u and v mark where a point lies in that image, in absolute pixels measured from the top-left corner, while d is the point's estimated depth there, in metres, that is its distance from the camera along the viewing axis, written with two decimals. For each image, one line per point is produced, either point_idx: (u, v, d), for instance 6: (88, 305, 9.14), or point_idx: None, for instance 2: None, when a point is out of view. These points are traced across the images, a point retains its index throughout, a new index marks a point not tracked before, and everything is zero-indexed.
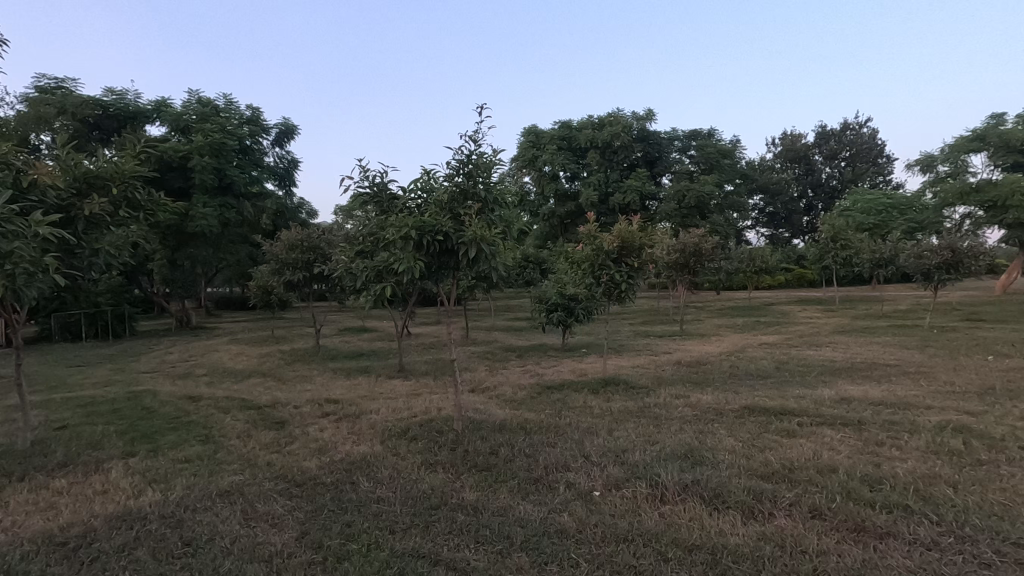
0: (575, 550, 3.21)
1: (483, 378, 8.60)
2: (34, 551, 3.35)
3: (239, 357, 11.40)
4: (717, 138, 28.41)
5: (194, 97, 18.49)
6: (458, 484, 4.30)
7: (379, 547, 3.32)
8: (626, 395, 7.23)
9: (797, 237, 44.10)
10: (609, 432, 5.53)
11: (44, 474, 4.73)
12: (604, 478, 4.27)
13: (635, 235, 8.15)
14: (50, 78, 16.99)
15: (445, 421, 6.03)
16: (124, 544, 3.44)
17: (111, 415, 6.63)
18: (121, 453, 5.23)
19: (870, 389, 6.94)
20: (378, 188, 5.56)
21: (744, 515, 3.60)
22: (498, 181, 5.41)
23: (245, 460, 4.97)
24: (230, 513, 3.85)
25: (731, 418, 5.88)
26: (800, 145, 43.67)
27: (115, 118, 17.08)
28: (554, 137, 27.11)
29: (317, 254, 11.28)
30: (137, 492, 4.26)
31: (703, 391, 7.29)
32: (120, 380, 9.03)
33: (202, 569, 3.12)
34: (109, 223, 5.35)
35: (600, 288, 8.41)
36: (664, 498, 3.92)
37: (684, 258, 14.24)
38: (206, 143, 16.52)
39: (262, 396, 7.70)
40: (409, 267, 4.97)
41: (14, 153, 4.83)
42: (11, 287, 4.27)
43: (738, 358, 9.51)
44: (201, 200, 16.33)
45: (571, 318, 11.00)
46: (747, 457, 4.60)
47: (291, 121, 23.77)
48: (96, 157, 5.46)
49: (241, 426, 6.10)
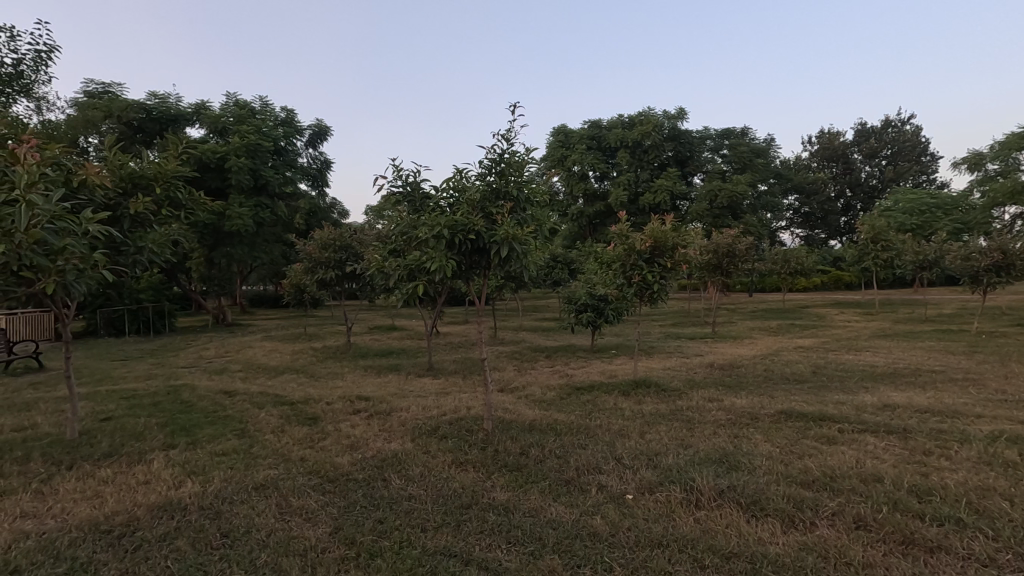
0: (608, 554, 3.16)
1: (511, 378, 8.58)
2: (82, 538, 3.47)
3: (272, 353, 11.66)
4: (750, 137, 28.01)
5: (232, 99, 19.02)
6: (488, 483, 4.28)
7: (411, 544, 3.33)
8: (657, 397, 7.12)
9: (834, 238, 42.80)
10: (641, 435, 5.45)
11: (90, 464, 4.90)
12: (637, 482, 4.20)
13: (667, 235, 8.01)
14: (98, 83, 17.75)
15: (474, 420, 6.03)
16: (166, 533, 3.53)
17: (153, 407, 6.86)
18: (162, 445, 5.40)
19: (915, 396, 6.66)
20: (410, 188, 5.60)
21: (783, 524, 3.49)
22: (531, 180, 5.39)
23: (279, 455, 5.06)
24: (265, 506, 3.92)
25: (767, 423, 5.72)
26: (839, 143, 42.52)
27: (158, 121, 17.66)
28: (583, 136, 27.01)
29: (348, 253, 11.43)
30: (177, 483, 4.38)
31: (737, 394, 7.13)
32: (161, 374, 9.34)
33: (238, 561, 3.18)
34: (153, 222, 5.51)
35: (632, 289, 8.31)
36: (699, 504, 3.82)
37: (717, 259, 13.99)
38: (242, 144, 16.94)
39: (295, 392, 7.84)
40: (440, 267, 4.99)
41: (65, 154, 5.00)
42: (62, 284, 4.40)
43: (773, 362, 9.28)
44: (237, 200, 16.76)
45: (601, 319, 10.87)
46: (784, 464, 4.46)
47: (324, 123, 24.25)
48: (141, 158, 5.63)
49: (276, 422, 6.23)
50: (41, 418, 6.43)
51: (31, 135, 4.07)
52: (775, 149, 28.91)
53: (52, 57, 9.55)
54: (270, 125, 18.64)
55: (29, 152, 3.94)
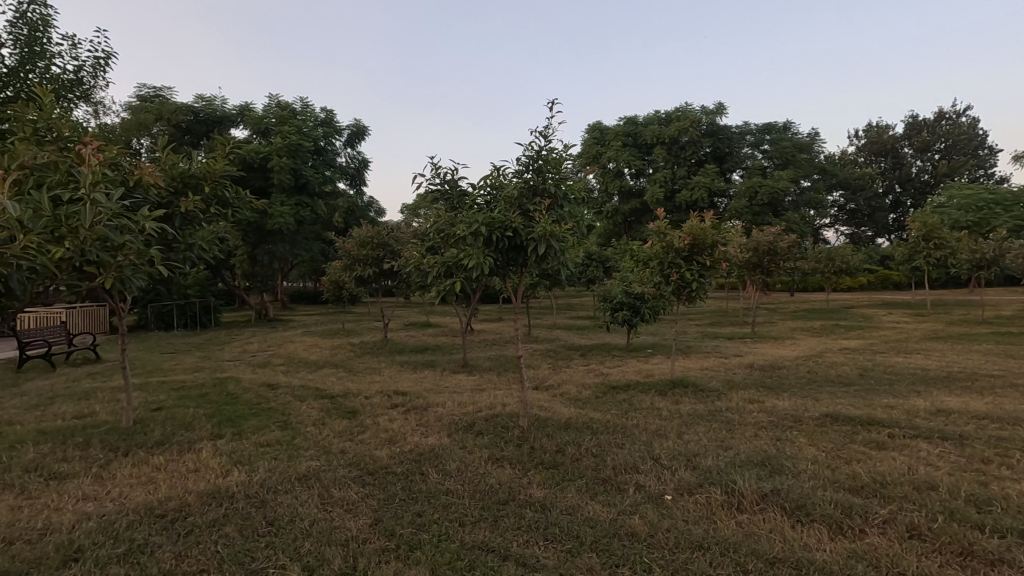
0: (648, 555, 3.12)
1: (546, 376, 8.57)
2: (138, 521, 3.64)
3: (313, 348, 11.96)
4: (793, 132, 27.24)
5: (274, 101, 19.59)
6: (525, 480, 4.30)
7: (449, 538, 3.37)
8: (696, 398, 6.97)
9: (881, 237, 41.15)
10: (679, 436, 5.35)
11: (144, 451, 5.13)
12: (676, 483, 4.13)
13: (706, 232, 7.83)
14: (150, 88, 18.57)
15: (510, 418, 6.04)
16: (215, 519, 3.67)
17: (201, 399, 7.14)
18: (210, 434, 5.61)
19: (971, 401, 6.32)
20: (448, 185, 5.66)
21: (831, 530, 3.38)
22: (569, 177, 5.38)
23: (320, 447, 5.19)
24: (308, 496, 4.03)
25: (812, 426, 5.53)
26: (887, 137, 40.85)
27: (205, 123, 18.34)
28: (618, 133, 26.71)
29: (386, 251, 11.62)
30: (224, 471, 4.55)
31: (778, 395, 6.95)
32: (208, 367, 9.68)
33: (284, 548, 3.27)
34: (202, 220, 5.76)
35: (669, 288, 8.18)
36: (741, 507, 3.73)
37: (758, 257, 13.62)
38: (284, 145, 17.45)
39: (334, 386, 8.02)
40: (478, 264, 5.00)
41: (122, 155, 5.27)
42: (119, 280, 4.53)
43: (816, 363, 9.01)
44: (279, 199, 17.26)
45: (637, 318, 10.72)
46: (831, 469, 4.32)
47: (362, 123, 24.71)
48: (191, 158, 5.88)
49: (316, 414, 6.40)
50: (99, 406, 6.78)
51: (94, 138, 4.29)
52: (819, 144, 27.96)
53: (110, 63, 10.07)
54: (310, 126, 19.12)
55: (92, 154, 4.14)
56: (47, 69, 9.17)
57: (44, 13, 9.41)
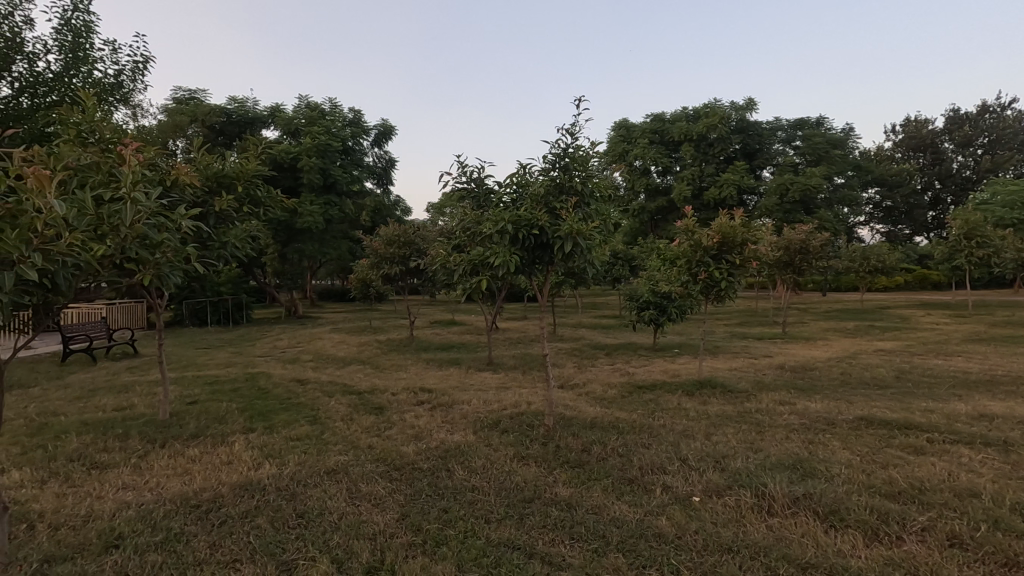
0: (675, 556, 3.09)
1: (571, 375, 8.54)
2: (175, 511, 3.75)
3: (341, 345, 12.16)
4: (826, 127, 26.58)
5: (304, 102, 19.98)
6: (551, 478, 4.29)
7: (475, 535, 3.38)
8: (724, 398, 6.85)
9: (919, 235, 39.86)
10: (706, 437, 5.28)
11: (179, 443, 5.29)
12: (704, 484, 4.07)
13: (736, 231, 7.67)
14: (186, 90, 19.13)
15: (535, 416, 6.04)
16: (248, 511, 3.76)
17: (233, 393, 7.33)
18: (242, 428, 5.75)
19: (1016, 407, 6.06)
20: (475, 183, 5.67)
21: (866, 536, 3.29)
22: (596, 174, 5.34)
23: (348, 442, 5.27)
24: (337, 490, 4.09)
25: (846, 429, 5.38)
26: (926, 132, 39.48)
27: (237, 124, 18.82)
28: (645, 130, 26.49)
29: (412, 249, 11.73)
30: (256, 464, 4.66)
31: (811, 398, 6.79)
32: (240, 363, 9.93)
33: (313, 541, 3.34)
34: (235, 219, 5.93)
35: (697, 287, 8.06)
36: (771, 511, 3.66)
37: (789, 256, 13.32)
38: (313, 145, 17.78)
39: (361, 382, 8.14)
40: (504, 262, 5.00)
41: (160, 155, 5.46)
42: (158, 278, 4.67)
43: (850, 365, 8.77)
44: (308, 198, 17.59)
45: (664, 317, 10.59)
46: (866, 473, 4.20)
47: (389, 123, 25.00)
48: (224, 159, 6.06)
49: (344, 410, 6.50)
50: (137, 399, 7.02)
51: (134, 139, 4.42)
52: (854, 140, 27.20)
53: (148, 67, 10.41)
54: (339, 126, 19.42)
55: (132, 154, 4.27)
56: (90, 74, 9.55)
57: (87, 20, 9.77)
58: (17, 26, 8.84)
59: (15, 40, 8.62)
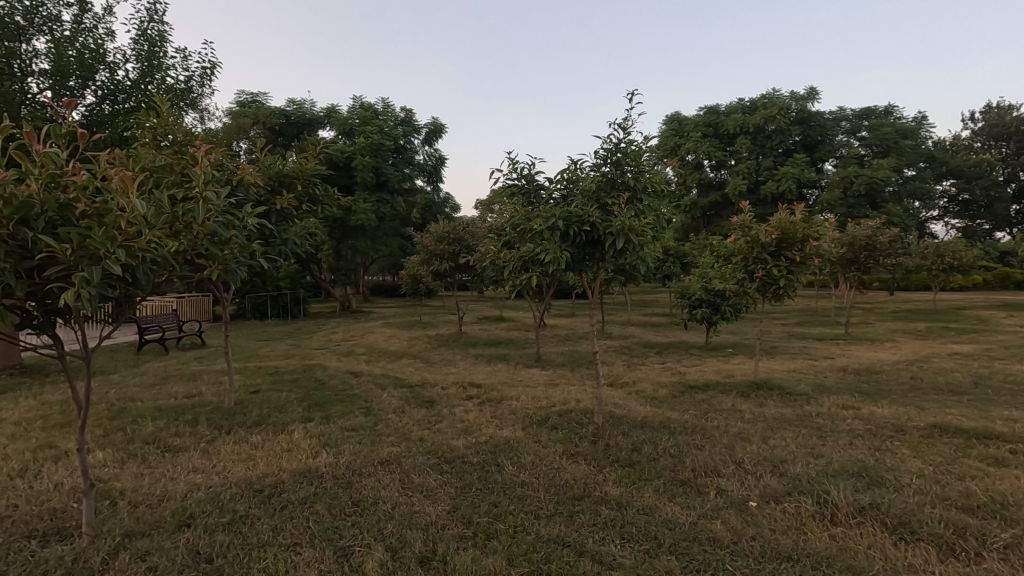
0: (731, 562, 3.00)
1: (620, 373, 8.44)
2: (240, 494, 3.96)
3: (392, 339, 12.47)
4: (896, 116, 25.05)
5: (358, 102, 20.55)
6: (601, 476, 4.26)
7: (525, 530, 3.40)
8: (781, 401, 6.58)
9: (1001, 230, 37.00)
10: (764, 440, 5.09)
11: (244, 430, 5.57)
12: (761, 489, 3.93)
13: (797, 226, 7.33)
14: (249, 94, 20.04)
15: (585, 414, 6.00)
16: (307, 497, 3.92)
17: (292, 383, 7.66)
18: (301, 417, 6.00)
19: None
20: (525, 180, 5.66)
21: (940, 551, 3.09)
22: (648, 169, 5.23)
23: (400, 434, 5.40)
24: (391, 480, 4.21)
25: (916, 437, 5.07)
26: (1011, 118, 36.46)
27: (296, 125, 19.56)
28: (698, 123, 25.76)
29: (461, 246, 11.87)
30: (315, 452, 4.85)
31: (876, 402, 6.44)
32: (298, 355, 10.35)
33: (368, 529, 3.44)
34: (295, 217, 6.18)
35: (754, 284, 7.79)
36: (834, 520, 3.49)
37: (853, 253, 12.65)
38: (367, 144, 18.28)
39: (413, 376, 8.32)
40: (555, 258, 4.99)
41: (227, 157, 5.75)
42: (225, 274, 4.93)
43: (922, 369, 8.26)
44: (361, 196, 18.10)
45: (717, 316, 10.28)
46: (939, 484, 3.95)
47: (440, 121, 25.35)
48: (285, 159, 6.31)
49: (397, 402, 6.67)
50: (205, 387, 7.45)
51: (203, 141, 4.66)
52: (927, 129, 25.52)
53: (215, 73, 10.95)
54: (391, 125, 19.85)
55: (203, 155, 4.51)
56: (163, 80, 10.15)
57: (162, 29, 10.38)
58: (100, 38, 9.47)
59: (99, 51, 9.25)
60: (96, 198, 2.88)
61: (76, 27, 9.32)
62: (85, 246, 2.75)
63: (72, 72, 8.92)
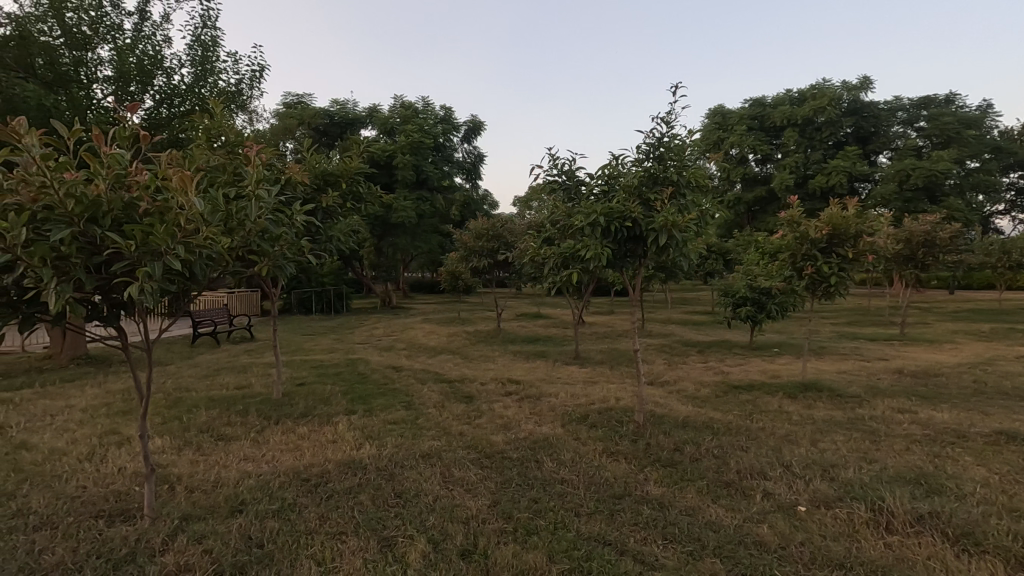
0: (778, 567, 2.92)
1: (661, 372, 8.30)
2: (287, 483, 4.09)
3: (432, 334, 12.65)
4: (958, 104, 23.69)
5: (398, 101, 20.86)
6: (642, 475, 4.21)
7: (566, 527, 3.39)
8: (831, 403, 6.34)
9: None
10: (813, 443, 4.91)
11: (291, 421, 5.76)
12: (810, 494, 3.80)
13: (850, 221, 7.02)
14: (294, 96, 20.64)
15: (624, 412, 5.93)
16: (351, 487, 4.02)
17: (336, 377, 7.88)
18: (345, 410, 6.16)
19: None
20: (566, 175, 5.61)
21: (1008, 565, 2.92)
22: (691, 164, 5.11)
23: (441, 428, 5.48)
24: (432, 473, 4.27)
25: (981, 444, 4.79)
26: None
27: (339, 125, 20.03)
28: (743, 116, 24.99)
29: (500, 242, 11.91)
30: (358, 444, 4.97)
31: (935, 406, 6.12)
32: (341, 349, 10.63)
33: (411, 520, 3.50)
34: (339, 214, 6.32)
35: (803, 282, 7.51)
36: (890, 528, 3.34)
37: (910, 249, 12.04)
38: (407, 142, 18.55)
39: (452, 371, 8.43)
40: (596, 254, 4.94)
41: (275, 157, 5.93)
42: (274, 270, 5.10)
43: (986, 371, 7.79)
44: (402, 194, 18.38)
45: (762, 314, 9.96)
46: (1006, 494, 3.72)
47: (479, 118, 25.46)
48: (329, 157, 6.46)
49: (437, 397, 6.77)
50: (255, 379, 7.75)
51: (253, 140, 4.82)
52: (992, 117, 24.05)
53: (264, 75, 11.31)
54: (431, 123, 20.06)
55: (254, 154, 4.66)
56: (215, 83, 10.56)
57: (214, 34, 10.79)
58: (158, 45, 9.93)
59: (156, 56, 9.69)
60: (157, 197, 3.02)
61: (137, 34, 9.80)
62: (147, 243, 2.89)
63: (133, 77, 9.38)
